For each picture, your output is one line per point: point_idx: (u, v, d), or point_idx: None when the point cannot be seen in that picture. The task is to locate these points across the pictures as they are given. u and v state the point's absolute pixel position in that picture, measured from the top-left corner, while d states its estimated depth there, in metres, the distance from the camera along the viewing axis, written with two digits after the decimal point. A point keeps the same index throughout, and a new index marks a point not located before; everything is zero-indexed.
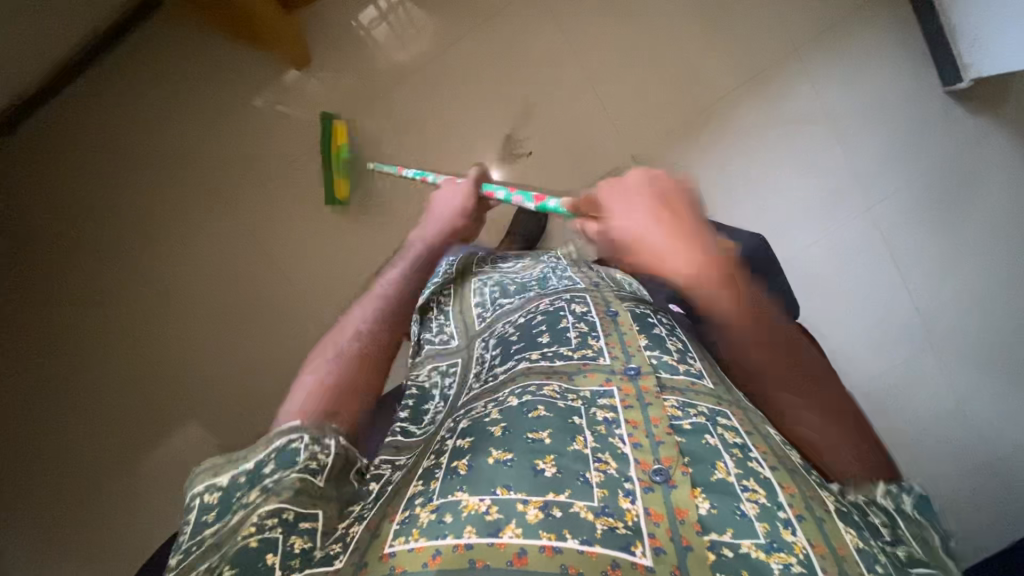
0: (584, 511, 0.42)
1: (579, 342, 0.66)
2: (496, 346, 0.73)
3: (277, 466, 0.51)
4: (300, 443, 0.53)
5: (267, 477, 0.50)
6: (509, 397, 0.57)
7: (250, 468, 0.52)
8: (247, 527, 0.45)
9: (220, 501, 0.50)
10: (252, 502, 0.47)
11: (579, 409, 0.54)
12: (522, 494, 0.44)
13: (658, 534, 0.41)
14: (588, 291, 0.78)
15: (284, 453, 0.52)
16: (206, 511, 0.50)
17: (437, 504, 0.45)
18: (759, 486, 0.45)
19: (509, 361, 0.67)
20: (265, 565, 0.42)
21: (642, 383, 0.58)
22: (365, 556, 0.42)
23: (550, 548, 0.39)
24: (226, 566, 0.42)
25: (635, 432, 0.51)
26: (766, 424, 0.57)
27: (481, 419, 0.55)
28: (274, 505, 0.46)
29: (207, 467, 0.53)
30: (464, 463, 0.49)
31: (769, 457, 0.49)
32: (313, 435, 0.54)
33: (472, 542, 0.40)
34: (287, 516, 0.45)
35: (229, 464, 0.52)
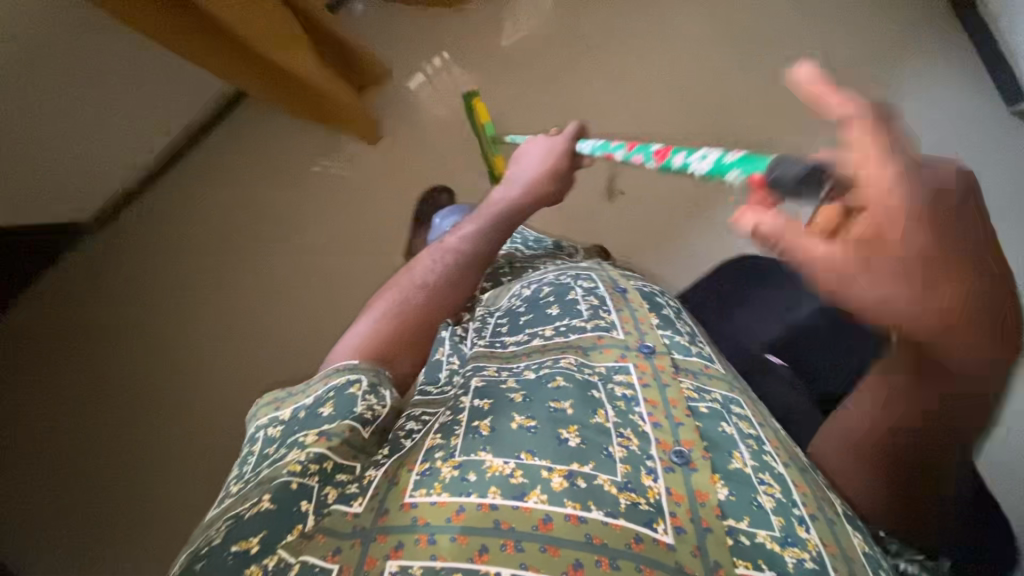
0: (608, 484, 0.43)
1: (590, 312, 0.65)
2: (502, 316, 0.71)
3: (335, 412, 0.48)
4: (357, 390, 0.50)
5: (324, 421, 0.47)
6: (525, 370, 0.57)
7: (309, 403, 0.49)
8: (291, 464, 0.44)
9: (280, 436, 0.48)
10: (302, 445, 0.45)
11: (597, 383, 0.55)
12: (547, 461, 0.44)
13: (679, 514, 0.42)
14: (591, 268, 0.76)
15: (344, 396, 0.49)
16: (269, 443, 0.48)
17: (460, 460, 0.44)
18: (774, 482, 0.46)
19: (519, 334, 0.66)
20: (299, 511, 0.41)
21: (658, 361, 0.58)
22: (385, 504, 0.42)
23: (575, 517, 0.40)
24: (265, 500, 0.41)
25: (654, 412, 0.52)
26: (770, 415, 0.59)
27: (497, 384, 0.54)
28: (319, 449, 0.45)
29: (268, 401, 0.53)
30: (485, 422, 0.48)
31: (780, 453, 0.51)
32: (370, 380, 0.51)
33: (496, 503, 0.41)
34: (327, 466, 0.44)
35: (290, 399, 0.52)
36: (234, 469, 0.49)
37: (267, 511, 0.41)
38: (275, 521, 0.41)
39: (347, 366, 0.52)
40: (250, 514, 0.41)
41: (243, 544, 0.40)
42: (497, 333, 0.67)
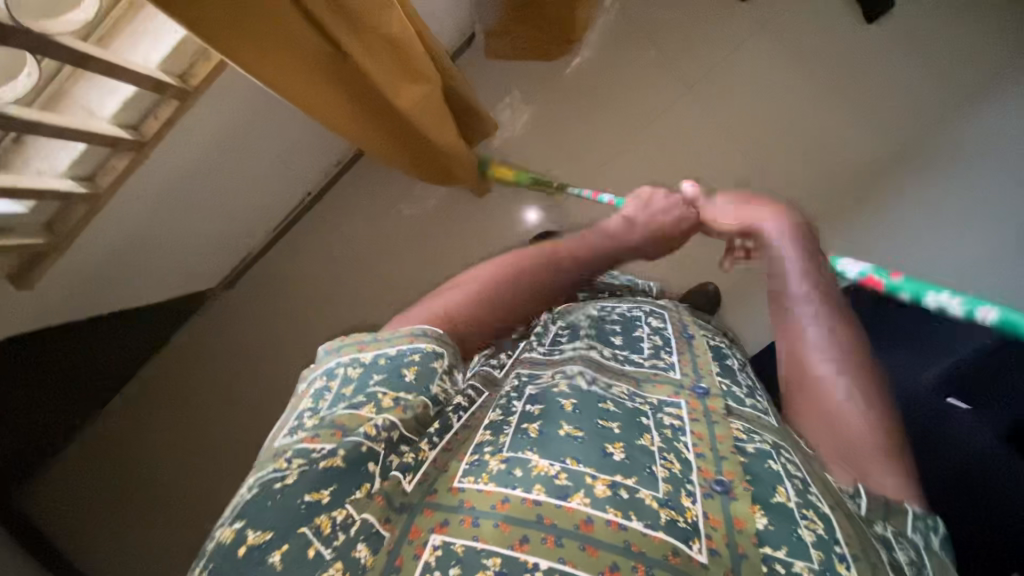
0: (650, 499, 0.44)
1: (651, 353, 0.72)
2: (565, 325, 0.75)
3: (417, 380, 0.51)
4: (439, 367, 0.53)
5: (407, 384, 0.50)
6: (579, 376, 0.60)
7: (393, 353, 0.52)
8: (368, 424, 0.46)
9: (358, 377, 0.50)
10: (378, 406, 0.48)
11: (645, 412, 0.57)
12: (591, 469, 0.46)
13: (715, 538, 0.43)
14: (667, 306, 0.86)
15: (428, 366, 0.52)
16: (346, 382, 0.49)
17: (507, 455, 0.47)
18: (817, 518, 0.46)
19: (579, 342, 0.70)
20: (367, 470, 0.44)
21: (710, 402, 0.62)
22: (432, 485, 0.46)
23: (616, 524, 0.42)
24: (337, 455, 0.44)
25: (699, 442, 0.54)
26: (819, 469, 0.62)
27: (550, 390, 0.57)
28: (395, 417, 0.48)
29: (347, 340, 0.53)
30: (534, 426, 0.52)
31: (826, 496, 0.51)
32: (447, 362, 0.54)
33: (540, 500, 0.43)
34: (395, 434, 0.47)
35: (373, 341, 0.52)
36: (307, 400, 0.50)
37: (338, 465, 0.43)
38: (343, 475, 0.43)
39: (423, 330, 0.55)
40: (324, 465, 0.43)
41: (315, 494, 0.42)
42: (556, 338, 0.72)
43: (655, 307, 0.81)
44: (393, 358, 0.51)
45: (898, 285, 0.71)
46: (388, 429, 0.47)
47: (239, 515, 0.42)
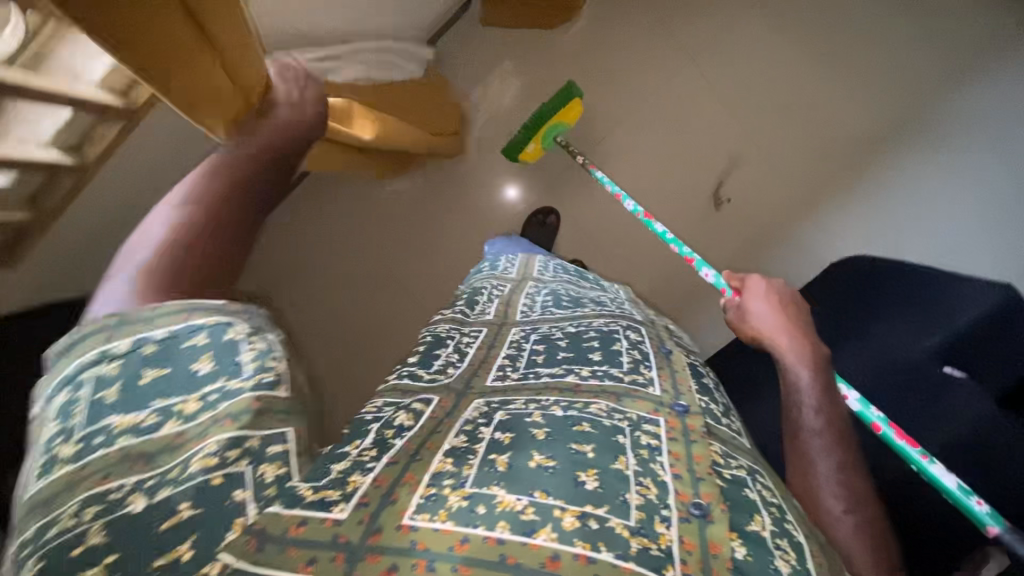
0: (620, 528, 0.42)
1: (631, 367, 0.72)
2: (540, 346, 0.78)
3: (215, 363, 0.44)
4: (238, 335, 0.46)
5: (206, 373, 0.43)
6: (554, 407, 0.61)
7: (160, 335, 0.43)
8: (202, 455, 0.40)
9: (119, 373, 0.41)
10: (184, 417, 0.42)
11: (623, 429, 0.57)
12: (561, 501, 0.44)
13: (690, 563, 0.41)
14: (646, 325, 0.88)
15: (221, 344, 0.45)
16: (100, 386, 0.41)
17: (470, 492, 0.46)
18: (790, 549, 0.45)
19: (555, 367, 0.72)
20: (232, 503, 0.40)
21: (690, 421, 0.62)
22: (378, 523, 0.42)
23: (584, 557, 0.40)
24: (182, 510, 0.38)
25: (676, 464, 0.53)
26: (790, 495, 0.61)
27: (521, 418, 0.58)
28: (231, 433, 0.42)
29: (81, 337, 0.42)
30: (502, 458, 0.50)
31: (800, 526, 0.50)
32: (248, 325, 0.48)
33: (504, 537, 0.41)
34: (249, 446, 0.42)
35: (122, 324, 0.43)
36: (52, 426, 0.40)
37: (193, 520, 0.39)
38: (205, 524, 0.39)
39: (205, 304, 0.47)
40: (164, 527, 0.38)
41: (170, 554, 0.37)
42: (531, 360, 0.74)
43: (632, 324, 0.83)
44: (183, 350, 0.43)
45: (901, 447, 0.72)
46: (228, 452, 0.41)
47: None
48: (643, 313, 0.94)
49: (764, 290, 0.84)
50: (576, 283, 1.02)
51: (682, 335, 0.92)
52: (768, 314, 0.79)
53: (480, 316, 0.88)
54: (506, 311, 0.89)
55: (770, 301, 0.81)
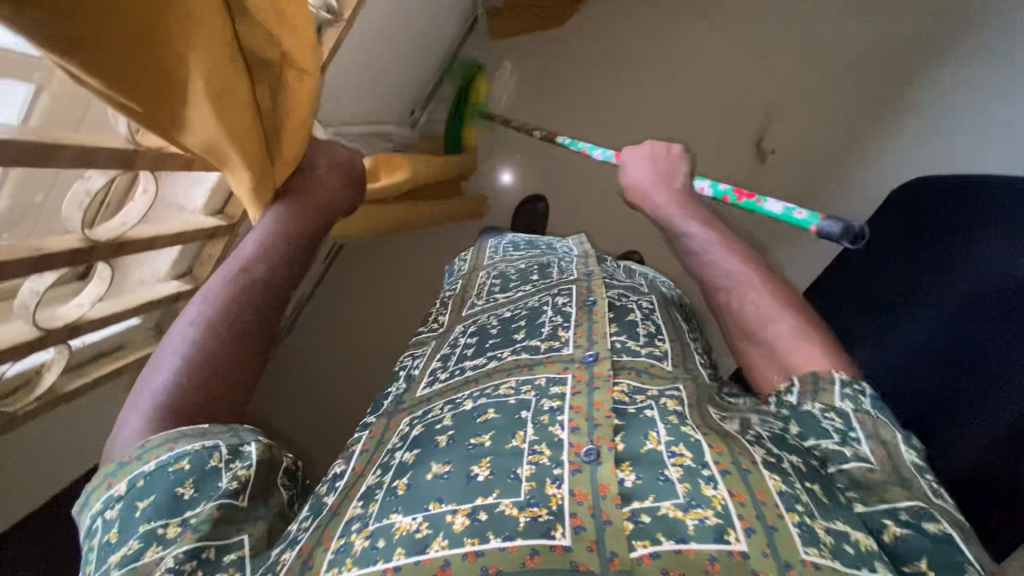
0: (509, 508, 0.42)
1: (549, 333, 0.70)
2: (472, 337, 0.76)
3: (195, 489, 0.46)
4: (219, 462, 0.48)
5: (185, 503, 0.45)
6: (465, 400, 0.59)
7: (149, 468, 0.46)
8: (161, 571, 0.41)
9: (117, 518, 0.45)
10: (163, 541, 0.43)
11: (528, 403, 0.56)
12: (453, 504, 0.44)
13: (581, 513, 0.40)
14: (575, 282, 0.83)
15: (201, 471, 0.47)
16: (105, 532, 0.45)
17: (372, 528, 0.44)
18: (686, 450, 0.44)
19: (481, 357, 0.69)
20: None
21: (597, 368, 0.60)
22: None
23: (472, 554, 0.39)
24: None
25: (576, 417, 0.52)
26: (727, 399, 0.60)
27: (432, 428, 0.56)
28: (191, 545, 0.42)
29: (95, 484, 0.48)
30: (404, 480, 0.49)
31: (704, 421, 0.49)
32: (231, 445, 0.49)
33: (400, 564, 0.40)
34: (207, 555, 0.43)
35: (120, 469, 0.47)
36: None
37: None
38: None
39: (191, 428, 0.49)
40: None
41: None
42: (461, 358, 0.71)
43: (560, 288, 0.81)
44: (165, 475, 0.46)
45: (747, 205, 0.70)
46: (183, 565, 0.41)
47: None
48: (586, 263, 0.91)
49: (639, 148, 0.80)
50: (520, 258, 1.00)
51: (618, 279, 0.89)
52: (649, 183, 0.74)
53: (429, 332, 0.88)
54: (454, 314, 0.89)
55: (646, 162, 0.77)
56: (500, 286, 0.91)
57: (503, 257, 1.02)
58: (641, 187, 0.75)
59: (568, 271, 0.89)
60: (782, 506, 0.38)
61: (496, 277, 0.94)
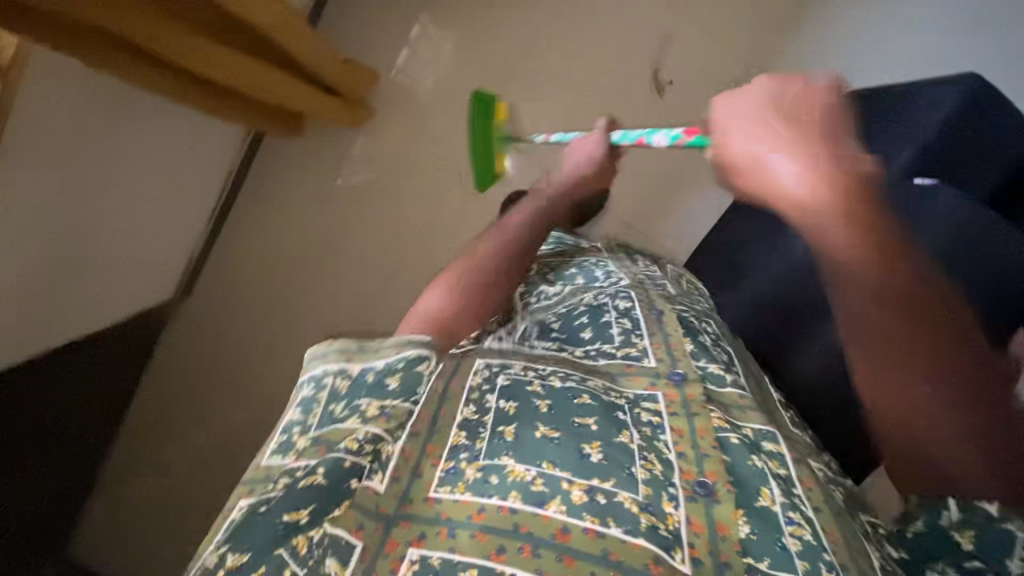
0: (628, 503, 0.43)
1: (622, 340, 0.70)
2: (534, 324, 0.76)
3: (402, 387, 0.50)
4: (425, 369, 0.52)
5: (391, 392, 0.50)
6: (552, 375, 0.57)
7: (377, 367, 0.51)
8: (351, 437, 0.46)
9: (344, 390, 0.50)
10: (363, 416, 0.48)
11: (623, 406, 0.57)
12: (568, 473, 0.45)
13: (698, 545, 0.42)
14: (635, 287, 0.81)
15: (413, 371, 0.51)
16: (329, 395, 0.50)
17: (483, 463, 0.47)
18: (803, 522, 0.45)
19: (548, 342, 0.72)
20: (349, 488, 0.44)
21: (688, 391, 0.61)
22: (410, 492, 0.45)
23: (593, 532, 0.40)
24: (319, 474, 0.44)
25: (680, 441, 0.53)
26: (811, 455, 0.59)
27: (522, 385, 0.54)
28: (377, 430, 0.47)
29: (320, 352, 0.53)
30: (510, 428, 0.50)
31: (811, 497, 0.49)
32: (432, 360, 0.53)
33: (516, 508, 0.42)
34: (382, 447, 0.47)
35: (359, 351, 0.53)
36: (292, 411, 0.50)
37: (313, 486, 0.43)
38: (324, 494, 0.43)
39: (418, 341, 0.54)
40: (303, 485, 0.43)
41: (295, 515, 0.42)
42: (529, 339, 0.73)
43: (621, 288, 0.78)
44: (375, 374, 0.51)
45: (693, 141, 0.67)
46: (365, 445, 0.46)
47: (233, 552, 0.41)
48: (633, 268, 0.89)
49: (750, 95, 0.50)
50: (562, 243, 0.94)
51: (672, 287, 0.88)
52: (816, 191, 0.44)
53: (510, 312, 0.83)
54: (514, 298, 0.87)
55: (767, 127, 0.47)
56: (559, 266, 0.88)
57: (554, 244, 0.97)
58: (807, 211, 0.45)
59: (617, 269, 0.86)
60: None
61: (549, 260, 0.90)
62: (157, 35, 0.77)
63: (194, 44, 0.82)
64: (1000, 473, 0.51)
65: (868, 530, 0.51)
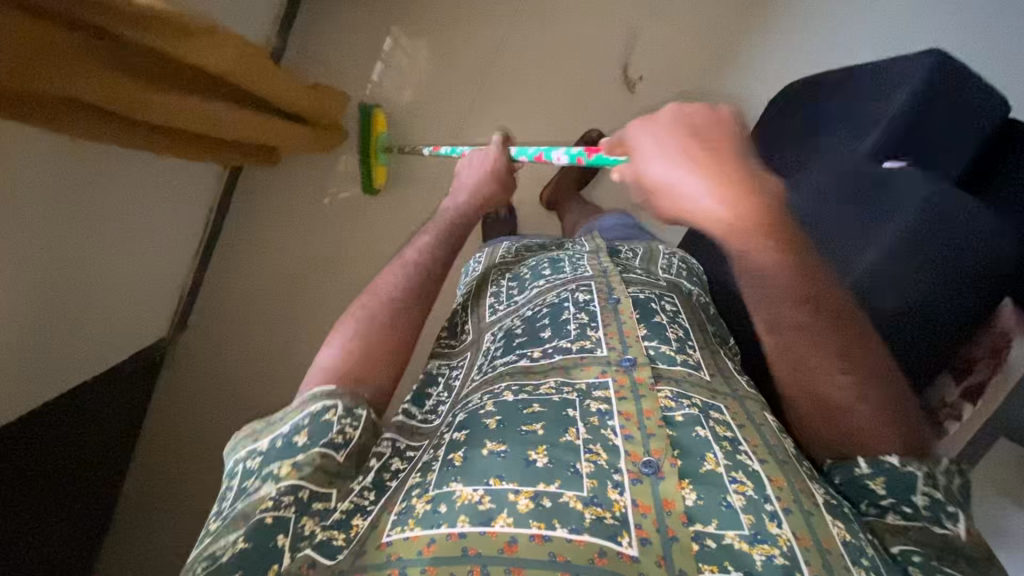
0: (573, 501, 0.43)
1: (576, 334, 0.70)
2: (501, 337, 0.76)
3: (308, 440, 0.49)
4: (333, 416, 0.51)
5: (299, 449, 0.48)
6: (505, 393, 0.59)
7: (285, 432, 0.50)
8: (265, 501, 0.46)
9: (260, 463, 0.49)
10: (277, 477, 0.47)
11: (572, 402, 0.57)
12: (514, 484, 0.45)
13: (646, 525, 0.42)
14: (595, 278, 0.82)
15: (320, 422, 0.50)
16: (247, 471, 0.49)
17: (433, 494, 0.47)
18: (746, 479, 0.46)
19: (511, 354, 0.70)
20: (276, 547, 0.44)
21: (638, 374, 0.62)
22: (363, 545, 0.44)
23: (540, 537, 0.41)
24: (240, 542, 0.44)
25: (627, 424, 0.53)
26: (763, 415, 0.60)
27: (477, 412, 0.57)
28: (292, 483, 0.46)
29: (244, 435, 0.53)
30: (459, 453, 0.51)
31: (758, 450, 0.50)
32: (347, 405, 0.52)
33: (464, 531, 0.42)
34: (303, 494, 0.46)
35: (269, 425, 0.52)
36: (218, 502, 0.50)
37: (240, 554, 0.43)
38: (250, 562, 0.43)
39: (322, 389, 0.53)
40: (227, 557, 0.43)
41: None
42: (493, 358, 0.72)
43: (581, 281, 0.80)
44: (285, 437, 0.50)
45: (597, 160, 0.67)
46: (283, 497, 0.46)
47: None
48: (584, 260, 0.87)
49: (659, 125, 0.54)
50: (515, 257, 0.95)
51: (637, 272, 0.88)
52: (718, 205, 0.50)
53: (466, 341, 0.82)
54: (473, 313, 0.86)
55: (666, 150, 0.53)
56: (512, 281, 0.88)
57: (515, 254, 0.97)
58: (726, 223, 0.51)
59: (576, 267, 0.86)
60: (848, 560, 0.42)
61: (500, 275, 0.91)
62: (129, 97, 0.65)
63: (168, 101, 0.71)
64: (912, 430, 0.53)
65: (816, 472, 0.52)
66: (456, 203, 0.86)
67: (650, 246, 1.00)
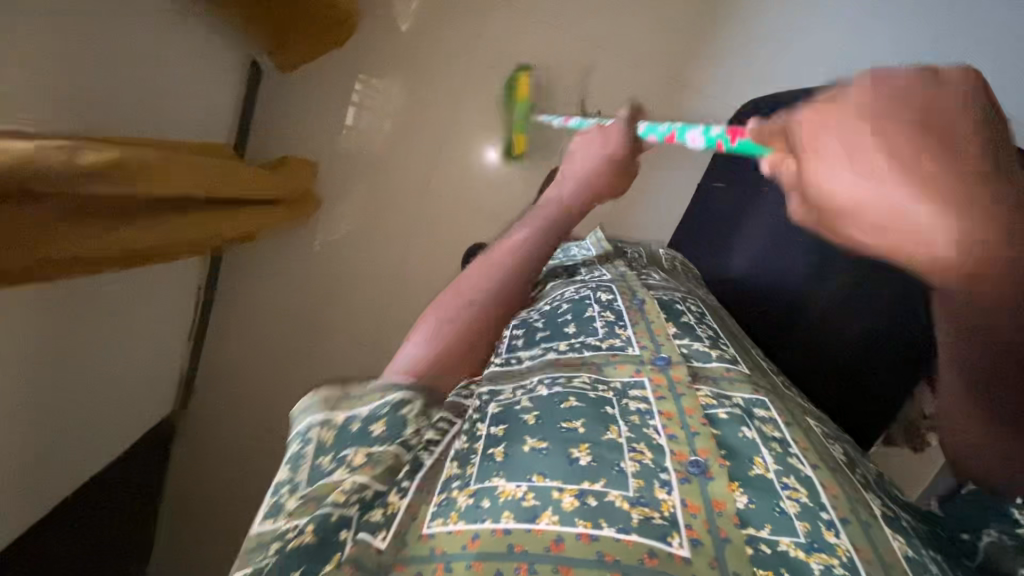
0: (620, 500, 0.43)
1: (605, 332, 0.70)
2: (520, 330, 0.76)
3: (386, 431, 0.49)
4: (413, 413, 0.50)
5: (377, 438, 0.48)
6: (538, 388, 0.59)
7: (364, 415, 0.50)
8: (338, 491, 0.44)
9: (333, 442, 0.48)
10: (350, 467, 0.46)
11: (610, 400, 0.56)
12: (557, 482, 0.45)
13: (696, 526, 0.41)
14: (614, 281, 0.82)
15: (399, 414, 0.49)
16: (320, 448, 0.49)
17: (475, 488, 0.46)
18: (799, 486, 0.45)
19: (532, 349, 0.70)
20: (338, 540, 0.42)
21: (674, 373, 0.60)
22: (404, 536, 0.44)
23: (586, 536, 0.40)
24: (307, 532, 0.42)
25: (670, 423, 0.52)
26: (806, 416, 0.58)
27: (512, 407, 0.56)
28: (364, 478, 0.45)
29: (320, 399, 0.51)
30: (499, 449, 0.50)
31: (809, 455, 0.49)
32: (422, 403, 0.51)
33: (509, 528, 0.41)
34: (367, 494, 0.45)
35: (348, 400, 0.51)
36: (285, 468, 0.48)
37: (305, 543, 0.42)
38: (316, 550, 0.42)
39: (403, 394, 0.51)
40: (292, 546, 0.42)
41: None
42: (512, 350, 0.72)
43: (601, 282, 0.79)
44: (363, 423, 0.49)
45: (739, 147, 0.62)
46: (353, 493, 0.44)
47: None
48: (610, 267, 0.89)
49: (841, 119, 0.35)
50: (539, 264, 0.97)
51: (653, 276, 0.88)
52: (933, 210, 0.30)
53: None
54: None
55: (851, 145, 0.34)
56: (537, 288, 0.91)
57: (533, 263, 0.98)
58: (954, 253, 0.30)
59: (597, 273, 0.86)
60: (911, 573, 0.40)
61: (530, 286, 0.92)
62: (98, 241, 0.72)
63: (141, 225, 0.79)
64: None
65: (867, 479, 0.50)
66: (562, 194, 0.80)
67: (651, 252, 1.04)
